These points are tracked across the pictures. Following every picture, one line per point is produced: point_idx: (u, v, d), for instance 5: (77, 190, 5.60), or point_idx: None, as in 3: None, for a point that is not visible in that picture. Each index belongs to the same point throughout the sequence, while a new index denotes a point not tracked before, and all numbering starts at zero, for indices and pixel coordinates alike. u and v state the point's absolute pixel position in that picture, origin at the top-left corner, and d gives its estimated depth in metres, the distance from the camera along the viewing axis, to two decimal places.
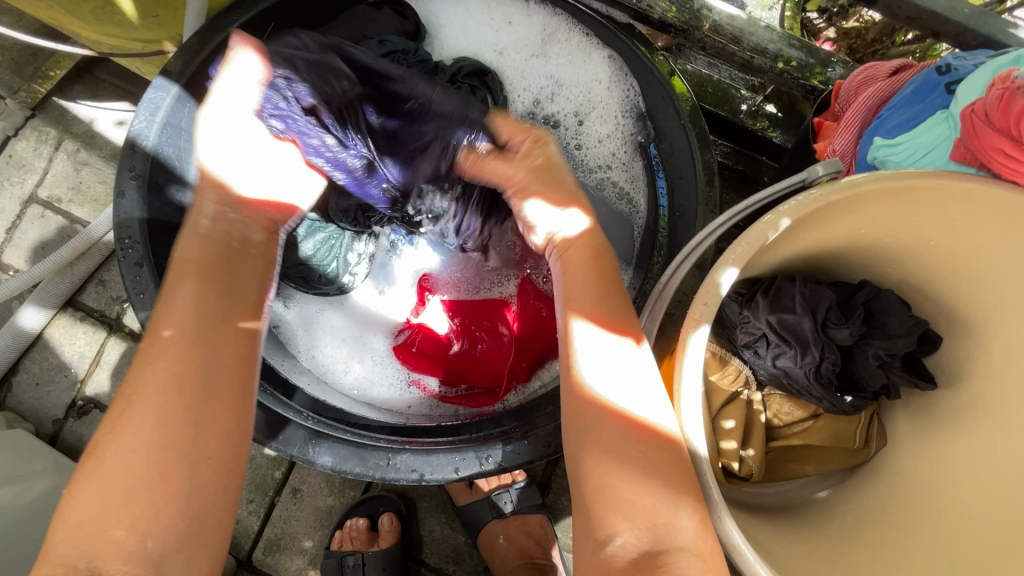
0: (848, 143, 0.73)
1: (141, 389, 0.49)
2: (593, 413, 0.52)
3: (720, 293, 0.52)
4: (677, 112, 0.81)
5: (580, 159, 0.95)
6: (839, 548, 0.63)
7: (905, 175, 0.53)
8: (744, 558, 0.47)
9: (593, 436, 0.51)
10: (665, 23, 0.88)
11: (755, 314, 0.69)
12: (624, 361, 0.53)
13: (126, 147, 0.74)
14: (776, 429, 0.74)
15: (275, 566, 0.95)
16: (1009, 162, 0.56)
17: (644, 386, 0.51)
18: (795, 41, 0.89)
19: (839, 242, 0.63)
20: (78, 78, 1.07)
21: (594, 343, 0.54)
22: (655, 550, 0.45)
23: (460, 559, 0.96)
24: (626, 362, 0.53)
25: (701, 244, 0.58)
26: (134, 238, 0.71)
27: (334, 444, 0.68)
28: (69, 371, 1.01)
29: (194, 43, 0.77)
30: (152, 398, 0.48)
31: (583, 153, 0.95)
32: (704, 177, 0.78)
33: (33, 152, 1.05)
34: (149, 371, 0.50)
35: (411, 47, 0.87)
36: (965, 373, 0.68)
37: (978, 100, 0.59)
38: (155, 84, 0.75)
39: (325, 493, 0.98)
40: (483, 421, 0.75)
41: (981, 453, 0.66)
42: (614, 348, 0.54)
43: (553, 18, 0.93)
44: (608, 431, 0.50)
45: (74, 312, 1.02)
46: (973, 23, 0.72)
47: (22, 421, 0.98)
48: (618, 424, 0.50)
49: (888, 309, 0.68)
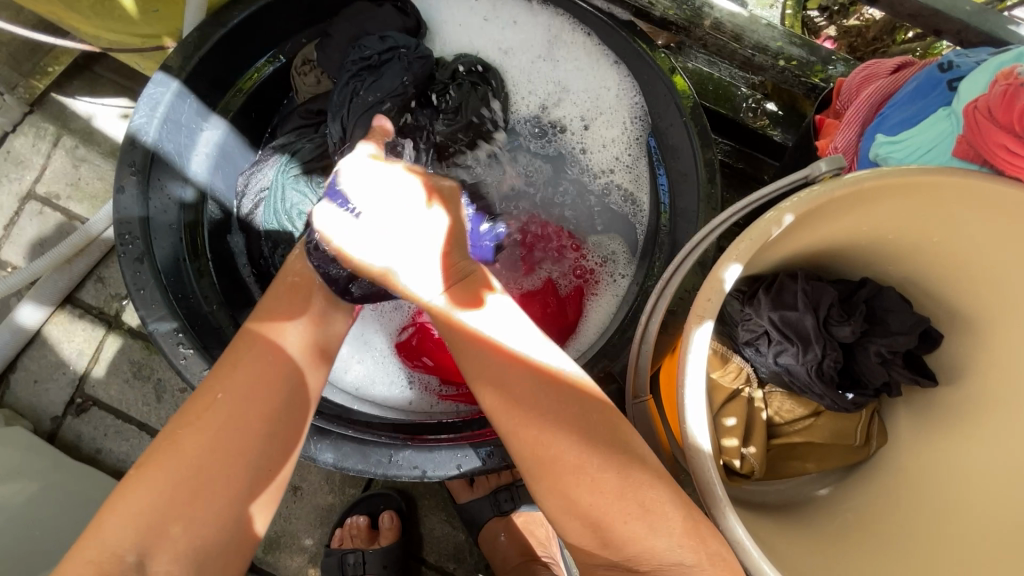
0: (851, 140, 0.73)
1: (227, 388, 0.53)
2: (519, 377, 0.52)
3: (724, 290, 0.51)
4: (678, 109, 0.80)
5: (590, 164, 0.94)
6: (841, 546, 0.63)
7: (911, 171, 0.53)
8: (748, 554, 0.48)
9: (521, 402, 0.52)
10: (666, 21, 0.88)
11: (757, 312, 0.69)
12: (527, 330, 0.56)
13: (126, 142, 0.73)
14: (776, 427, 0.74)
15: (275, 564, 0.95)
16: (1010, 158, 0.56)
17: (538, 342, 0.55)
18: (796, 39, 0.89)
19: (842, 239, 0.64)
20: (76, 74, 1.06)
21: (499, 314, 0.57)
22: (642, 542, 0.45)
23: (461, 557, 0.96)
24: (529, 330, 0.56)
25: (704, 239, 0.58)
26: (134, 234, 0.71)
27: (336, 441, 0.68)
28: (68, 369, 1.00)
29: (193, 39, 0.76)
30: (224, 392, 0.53)
31: (591, 158, 0.94)
32: (705, 175, 0.77)
33: (31, 149, 1.05)
34: (220, 373, 0.54)
35: (413, 42, 0.86)
36: (966, 370, 0.68)
37: (981, 96, 0.59)
38: (154, 79, 0.75)
39: (326, 491, 0.98)
40: (484, 418, 0.75)
41: (981, 452, 0.66)
42: (510, 316, 0.57)
43: (558, 20, 0.93)
44: (540, 393, 0.52)
45: (72, 310, 1.02)
46: (974, 20, 0.72)
47: (20, 419, 0.97)
48: (531, 379, 0.52)
49: (890, 307, 0.68)
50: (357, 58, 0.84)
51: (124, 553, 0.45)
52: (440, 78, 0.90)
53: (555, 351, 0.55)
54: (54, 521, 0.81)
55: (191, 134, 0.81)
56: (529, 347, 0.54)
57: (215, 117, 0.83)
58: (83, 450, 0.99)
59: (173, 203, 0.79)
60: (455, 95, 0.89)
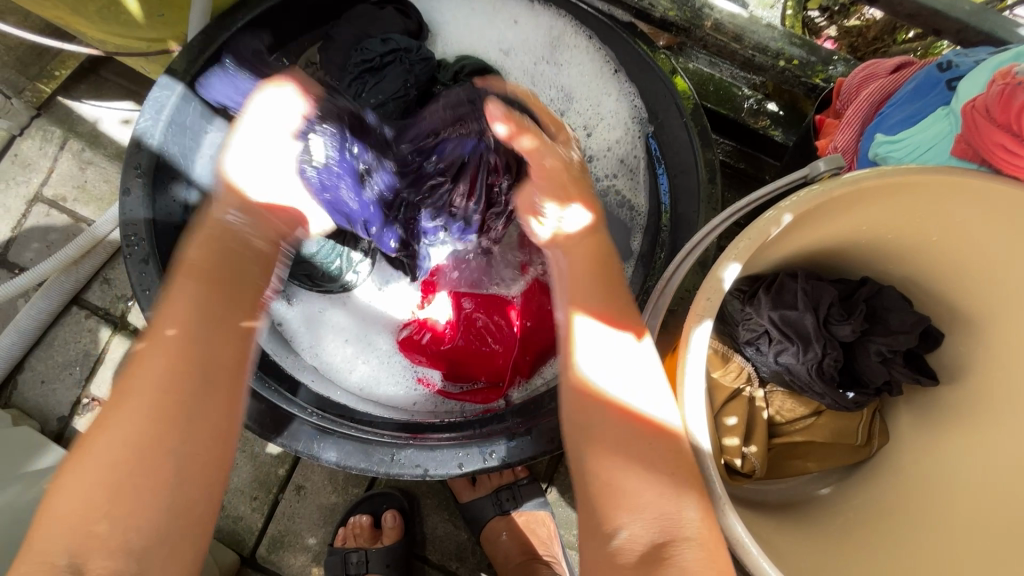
0: (850, 139, 0.73)
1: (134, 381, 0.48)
2: (615, 425, 0.50)
3: (724, 288, 0.52)
4: (678, 110, 0.81)
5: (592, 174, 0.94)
6: (844, 547, 0.63)
7: (907, 170, 0.53)
8: (748, 552, 0.48)
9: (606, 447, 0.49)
10: (666, 22, 0.88)
11: (757, 311, 0.69)
12: (634, 361, 0.52)
13: (132, 145, 0.75)
14: (777, 426, 0.75)
15: (279, 563, 0.95)
16: (1008, 157, 0.56)
17: (646, 381, 0.51)
18: (796, 40, 0.89)
19: (840, 239, 0.64)
20: (83, 78, 1.08)
21: (602, 343, 0.53)
22: (666, 542, 0.45)
23: (463, 556, 0.96)
24: (637, 362, 0.52)
25: (703, 239, 0.58)
26: (140, 235, 0.72)
27: (339, 439, 0.69)
28: (75, 369, 1.01)
29: (199, 42, 0.78)
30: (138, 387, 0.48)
31: (596, 169, 0.95)
32: (705, 174, 0.78)
33: (38, 152, 1.06)
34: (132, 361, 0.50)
35: (414, 45, 0.87)
36: (968, 369, 0.68)
37: (979, 95, 0.59)
38: (160, 83, 0.76)
39: (329, 490, 0.99)
40: (486, 417, 0.75)
41: (986, 453, 0.66)
42: (625, 348, 0.53)
43: (560, 21, 0.93)
44: (625, 438, 0.49)
45: (79, 311, 1.03)
46: (974, 20, 0.72)
47: (27, 418, 0.98)
48: (624, 423, 0.50)
49: (890, 305, 0.68)
50: (359, 61, 0.85)
51: (56, 558, 0.42)
52: (441, 80, 0.90)
53: (661, 391, 0.51)
54: None
55: (196, 137, 0.82)
56: (624, 374, 0.51)
57: (219, 119, 0.84)
58: None
59: (179, 206, 0.80)
60: None
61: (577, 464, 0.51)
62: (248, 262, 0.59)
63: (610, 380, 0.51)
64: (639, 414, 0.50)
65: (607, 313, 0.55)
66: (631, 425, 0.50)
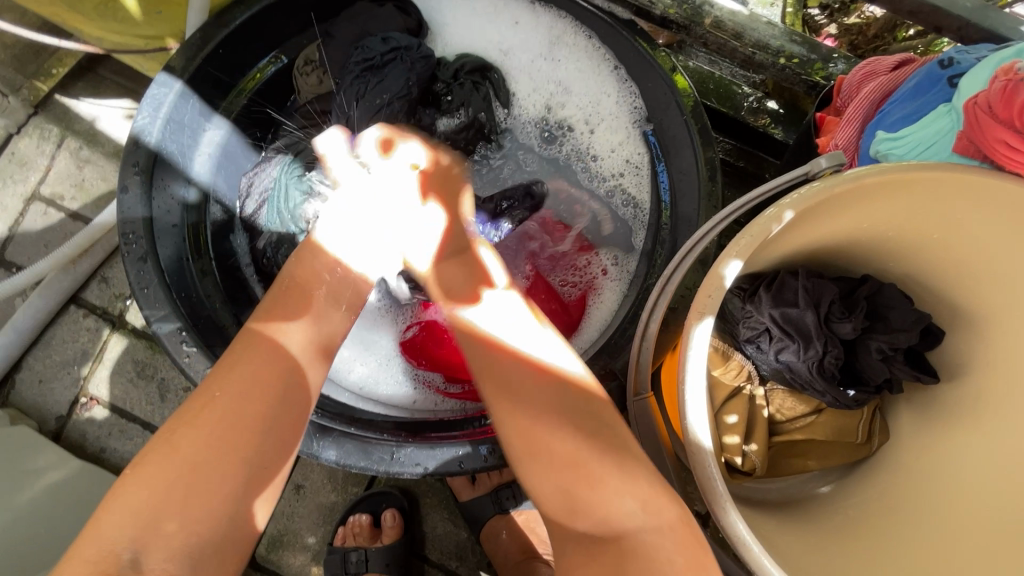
0: (851, 137, 0.73)
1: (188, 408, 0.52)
2: (517, 376, 0.56)
3: (724, 286, 0.52)
4: (678, 108, 0.81)
5: (594, 171, 0.94)
6: (845, 544, 0.63)
7: (910, 167, 0.53)
8: (748, 549, 0.48)
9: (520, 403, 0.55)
10: (666, 19, 0.88)
11: (758, 309, 0.69)
12: (514, 316, 0.61)
13: (129, 143, 0.74)
14: (778, 424, 0.75)
15: (278, 563, 0.95)
16: (1009, 153, 0.56)
17: (532, 332, 0.59)
18: (796, 37, 0.89)
19: (841, 236, 0.64)
20: (80, 76, 1.07)
21: (489, 311, 0.61)
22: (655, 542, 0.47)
23: (463, 555, 0.96)
24: (517, 316, 0.61)
25: (703, 237, 0.58)
26: (137, 233, 0.71)
27: (338, 438, 0.69)
28: (72, 368, 1.01)
29: (197, 39, 0.77)
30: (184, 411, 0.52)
31: (601, 165, 0.94)
32: (706, 172, 0.78)
33: (35, 150, 1.05)
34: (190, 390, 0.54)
35: (414, 43, 0.87)
36: (968, 367, 0.68)
37: (981, 92, 0.59)
38: (158, 80, 0.75)
39: (328, 489, 0.98)
40: (487, 416, 0.75)
41: (986, 451, 0.66)
42: (510, 308, 0.62)
43: (560, 22, 0.93)
44: (525, 381, 0.56)
45: (77, 310, 1.02)
46: (975, 17, 0.72)
47: (24, 418, 0.98)
48: (518, 368, 0.57)
49: (890, 303, 0.68)
50: (360, 59, 0.84)
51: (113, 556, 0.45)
52: (441, 77, 0.90)
53: (554, 345, 0.58)
54: (58, 521, 0.82)
55: (194, 134, 0.81)
56: (513, 336, 0.59)
57: (218, 117, 0.84)
58: (87, 448, 0.99)
59: (176, 204, 0.79)
60: (459, 95, 0.90)
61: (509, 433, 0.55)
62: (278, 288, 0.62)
63: (504, 335, 0.59)
64: (538, 364, 0.56)
65: (476, 296, 0.64)
66: (540, 377, 0.56)
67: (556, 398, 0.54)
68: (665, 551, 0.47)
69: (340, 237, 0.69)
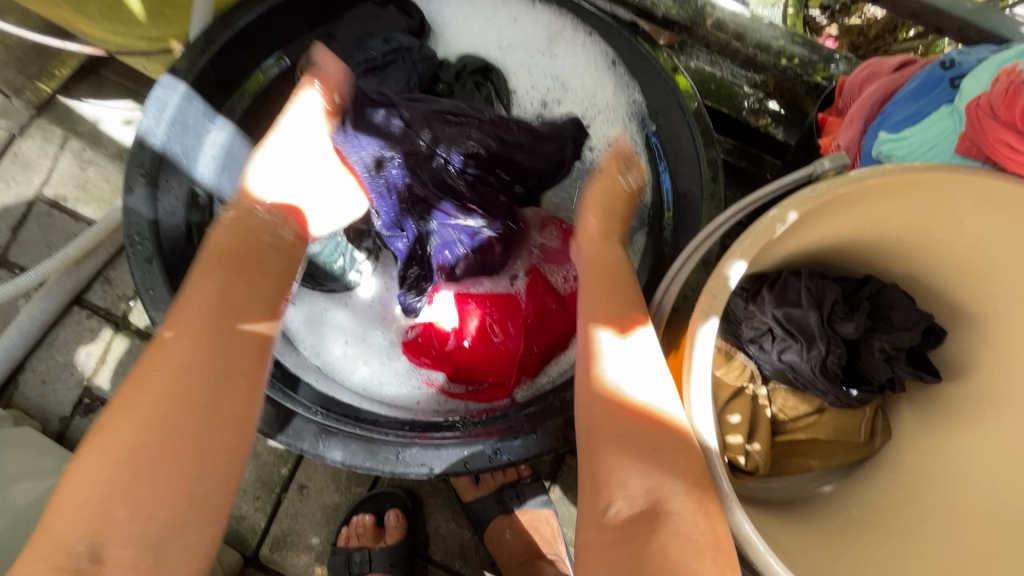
0: (854, 138, 0.73)
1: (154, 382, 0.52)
2: (635, 432, 0.51)
3: (729, 286, 0.52)
4: (682, 109, 0.82)
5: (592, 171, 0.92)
6: (848, 543, 0.64)
7: (911, 168, 0.53)
8: (756, 549, 0.48)
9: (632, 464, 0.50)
10: (668, 20, 0.88)
11: (761, 309, 0.69)
12: (647, 362, 0.54)
13: (134, 145, 0.76)
14: (781, 424, 0.75)
15: (282, 563, 0.95)
16: (1011, 155, 0.57)
17: (660, 384, 0.53)
18: (798, 39, 0.89)
19: (843, 237, 0.64)
20: (83, 77, 1.07)
21: (616, 346, 0.55)
22: None
23: (467, 555, 0.96)
24: (649, 362, 0.54)
25: (707, 238, 0.58)
26: (142, 235, 0.72)
27: (344, 439, 0.69)
28: (76, 370, 1.01)
29: (201, 42, 0.78)
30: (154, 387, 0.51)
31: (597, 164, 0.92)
32: (709, 173, 0.79)
33: (38, 151, 1.05)
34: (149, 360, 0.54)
35: (416, 43, 0.87)
36: (969, 366, 0.68)
37: (983, 94, 0.59)
38: (163, 81, 0.76)
39: (332, 490, 0.99)
40: (491, 416, 0.75)
41: (989, 450, 0.66)
42: (638, 350, 0.55)
43: (559, 18, 0.93)
44: (643, 438, 0.51)
45: (80, 311, 1.03)
46: (975, 18, 0.72)
47: (28, 419, 0.98)
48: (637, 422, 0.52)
49: (894, 303, 0.68)
50: (362, 60, 0.85)
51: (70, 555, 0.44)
52: (444, 78, 0.90)
53: (663, 386, 0.53)
54: None
55: (198, 136, 0.82)
56: (635, 377, 0.53)
57: (222, 118, 0.82)
58: None
59: (181, 204, 0.79)
60: (460, 95, 0.90)
61: (587, 456, 0.53)
62: (267, 274, 0.65)
63: (627, 381, 0.53)
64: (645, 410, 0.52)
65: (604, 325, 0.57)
66: (637, 423, 0.52)
67: (644, 439, 0.51)
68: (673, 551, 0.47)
69: (267, 179, 0.73)
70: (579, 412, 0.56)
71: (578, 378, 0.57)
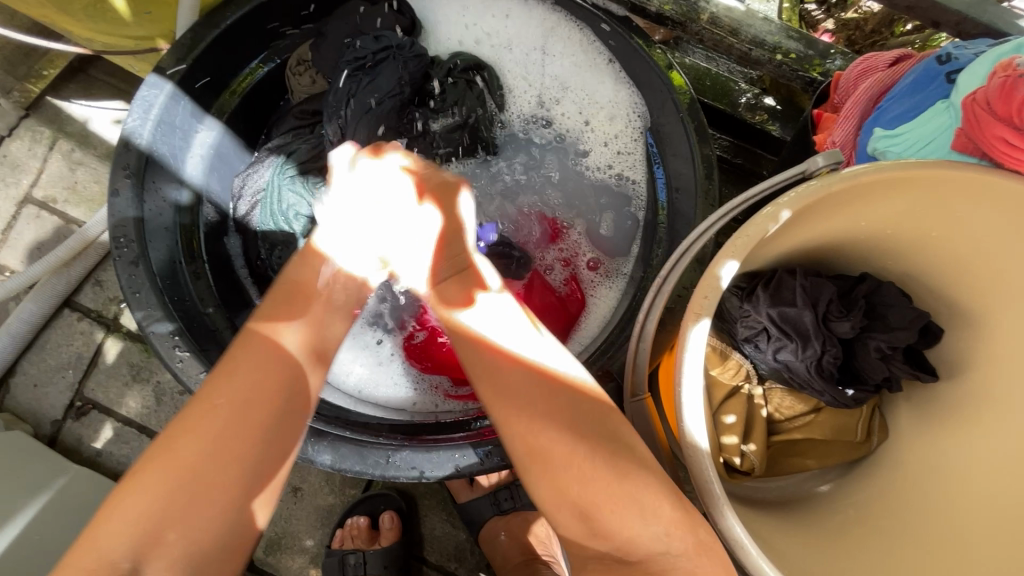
0: (848, 134, 0.72)
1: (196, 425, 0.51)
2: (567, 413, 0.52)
3: (721, 287, 0.51)
4: (675, 106, 0.80)
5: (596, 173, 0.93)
6: (844, 543, 0.63)
7: (908, 165, 0.52)
8: (747, 553, 0.47)
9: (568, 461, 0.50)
10: (662, 16, 0.87)
11: (756, 308, 0.68)
12: (530, 337, 0.56)
13: (121, 144, 0.73)
14: (776, 424, 0.74)
15: (276, 566, 0.95)
16: (1009, 151, 0.56)
17: (542, 346, 0.56)
18: (794, 33, 0.88)
19: (838, 235, 0.63)
20: (71, 77, 1.06)
21: (494, 329, 0.57)
22: None
23: (462, 557, 0.96)
24: (531, 336, 0.57)
25: (700, 236, 0.58)
26: (129, 237, 0.71)
27: (334, 442, 0.68)
28: (67, 372, 1.00)
29: (187, 40, 0.76)
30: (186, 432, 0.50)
31: (597, 163, 0.93)
32: (702, 171, 0.77)
33: (27, 153, 1.04)
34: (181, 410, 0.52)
35: (406, 41, 0.86)
36: (965, 364, 0.67)
37: (980, 88, 0.58)
38: (148, 81, 0.75)
39: (326, 492, 0.98)
40: (484, 418, 0.74)
41: (985, 449, 0.65)
42: (514, 325, 0.57)
43: (553, 15, 0.91)
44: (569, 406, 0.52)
45: (71, 313, 1.02)
46: (973, 12, 0.71)
47: (20, 422, 0.97)
48: (567, 401, 0.53)
49: (889, 302, 0.67)
50: (351, 58, 0.84)
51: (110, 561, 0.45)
52: (435, 76, 0.89)
53: (543, 345, 0.56)
54: (55, 525, 0.81)
55: (186, 136, 0.81)
56: (501, 334, 0.57)
57: (210, 118, 0.83)
58: (82, 452, 0.98)
59: (168, 205, 0.79)
60: (452, 94, 0.89)
61: (521, 454, 0.53)
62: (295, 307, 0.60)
63: (534, 355, 0.55)
64: (534, 364, 0.54)
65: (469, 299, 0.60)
66: (529, 379, 0.54)
67: (559, 408, 0.52)
68: (665, 559, 0.46)
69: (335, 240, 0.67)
70: (490, 408, 0.55)
71: (472, 365, 0.57)
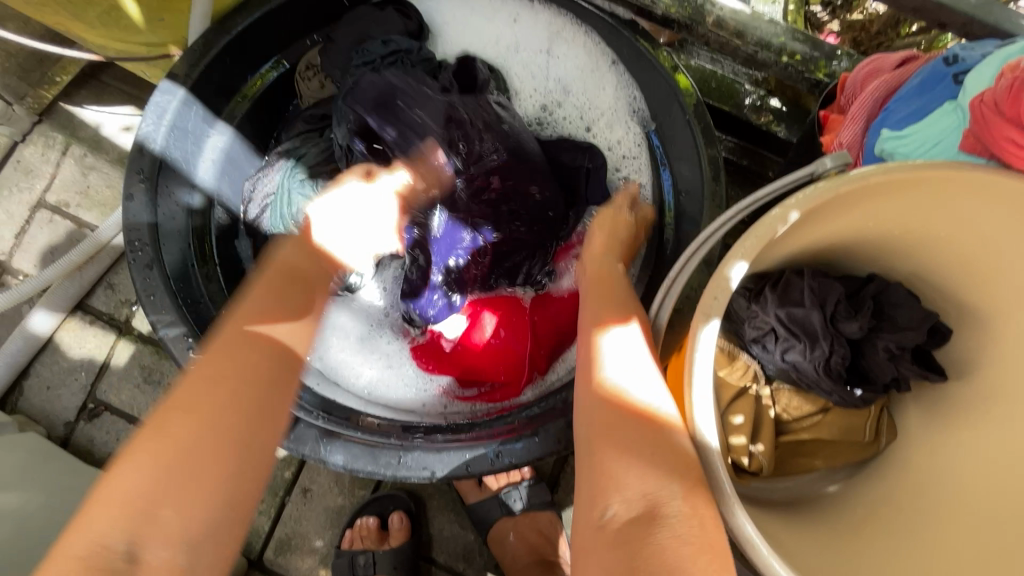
0: (856, 134, 0.72)
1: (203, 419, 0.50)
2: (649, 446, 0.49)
3: (730, 288, 0.52)
4: (681, 108, 0.81)
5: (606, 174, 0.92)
6: (854, 542, 0.63)
7: (915, 166, 0.53)
8: (758, 551, 0.47)
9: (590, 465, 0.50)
10: (668, 18, 0.87)
11: (764, 309, 0.69)
12: (643, 366, 0.54)
13: (135, 149, 0.76)
14: (785, 424, 0.74)
15: (287, 566, 0.95)
16: (1017, 151, 0.56)
17: (655, 382, 0.53)
18: (799, 35, 0.89)
19: (845, 236, 0.63)
20: (83, 83, 1.08)
21: (614, 353, 0.55)
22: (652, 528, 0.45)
23: (471, 557, 0.96)
24: (645, 367, 0.54)
25: (708, 239, 0.58)
26: (143, 241, 0.72)
27: (346, 442, 0.69)
28: (80, 374, 1.01)
29: (199, 46, 0.78)
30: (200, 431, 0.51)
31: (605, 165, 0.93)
32: (710, 173, 0.77)
33: (40, 158, 1.06)
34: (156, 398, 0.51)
35: (415, 46, 0.88)
36: (974, 365, 0.68)
37: (987, 90, 0.58)
38: (161, 88, 0.77)
39: (335, 493, 0.99)
40: (494, 419, 0.75)
41: (994, 449, 0.65)
42: (632, 355, 0.55)
43: (559, 18, 0.92)
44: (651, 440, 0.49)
45: (83, 316, 1.03)
46: (980, 13, 0.71)
47: (33, 424, 0.98)
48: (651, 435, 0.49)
49: (897, 302, 0.68)
50: (361, 62, 0.85)
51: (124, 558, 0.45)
52: (441, 78, 0.88)
53: (648, 378, 0.53)
54: None
55: (198, 141, 0.82)
56: (625, 367, 0.54)
57: (221, 123, 0.83)
58: (95, 454, 0.99)
59: (181, 209, 0.79)
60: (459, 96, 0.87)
61: (584, 461, 0.51)
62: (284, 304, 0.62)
63: (621, 378, 0.53)
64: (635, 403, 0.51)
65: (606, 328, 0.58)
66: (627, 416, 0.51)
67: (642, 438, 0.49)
68: None
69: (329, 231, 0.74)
70: (577, 412, 0.55)
71: (579, 377, 0.56)
